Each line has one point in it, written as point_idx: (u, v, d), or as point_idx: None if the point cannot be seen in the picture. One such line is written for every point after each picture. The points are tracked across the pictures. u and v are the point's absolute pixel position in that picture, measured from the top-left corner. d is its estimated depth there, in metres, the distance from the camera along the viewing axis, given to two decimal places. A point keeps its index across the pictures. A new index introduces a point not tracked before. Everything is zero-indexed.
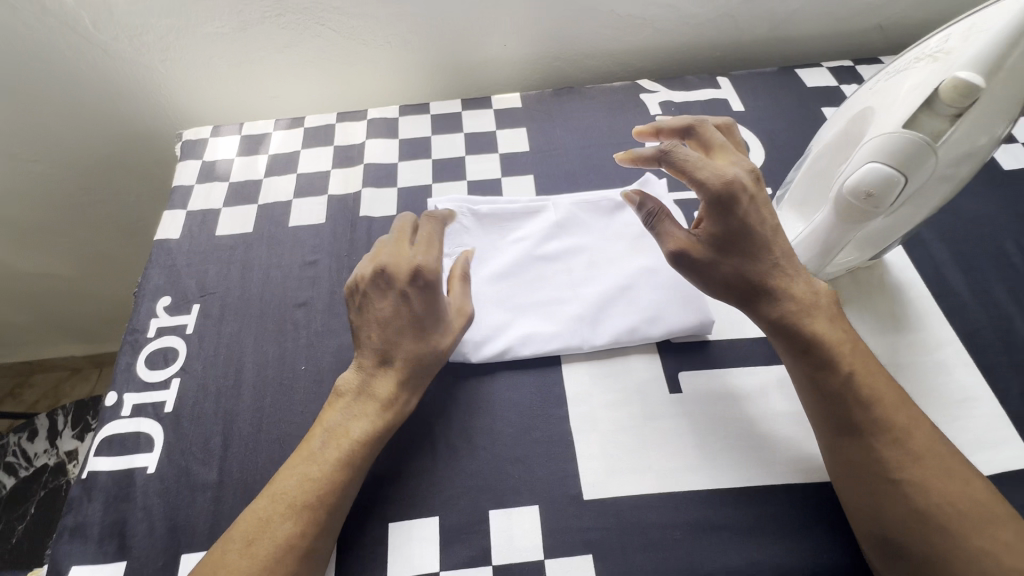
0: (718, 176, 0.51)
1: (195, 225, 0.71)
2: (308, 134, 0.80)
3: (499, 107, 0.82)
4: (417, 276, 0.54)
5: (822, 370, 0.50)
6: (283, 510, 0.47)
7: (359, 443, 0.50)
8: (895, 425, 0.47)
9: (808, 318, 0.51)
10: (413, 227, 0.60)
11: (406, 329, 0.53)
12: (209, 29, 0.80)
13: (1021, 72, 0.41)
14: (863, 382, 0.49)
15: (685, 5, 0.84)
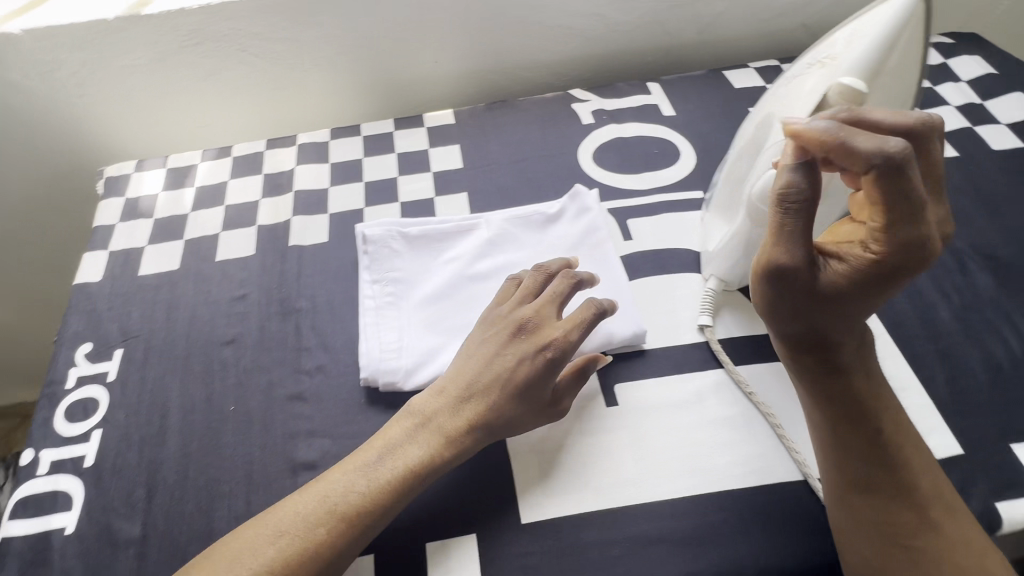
0: (902, 237, 0.37)
1: (118, 265, 0.69)
2: (236, 163, 0.78)
3: (431, 125, 0.81)
4: (556, 347, 0.52)
5: (855, 425, 0.45)
6: (320, 515, 0.46)
7: (416, 470, 0.49)
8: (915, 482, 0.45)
9: (872, 391, 0.45)
10: (550, 278, 0.58)
11: (512, 391, 0.52)
12: (124, 62, 0.78)
13: (897, 76, 0.43)
14: (893, 439, 0.46)
15: (610, 14, 0.84)
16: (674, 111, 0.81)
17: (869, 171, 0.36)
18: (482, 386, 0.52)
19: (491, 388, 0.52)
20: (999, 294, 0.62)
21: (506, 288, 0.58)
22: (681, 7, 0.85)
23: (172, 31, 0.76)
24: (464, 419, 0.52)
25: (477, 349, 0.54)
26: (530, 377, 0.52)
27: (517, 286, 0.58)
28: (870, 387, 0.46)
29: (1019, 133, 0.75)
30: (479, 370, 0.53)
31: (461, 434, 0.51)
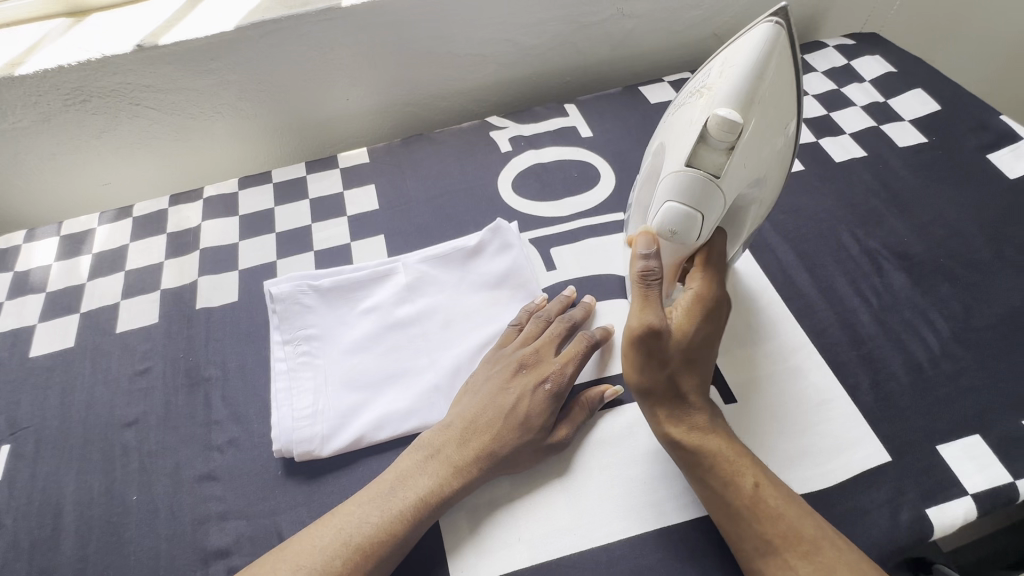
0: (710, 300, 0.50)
1: (5, 348, 0.63)
2: (138, 223, 0.73)
3: (346, 165, 0.78)
4: (557, 381, 0.54)
5: (724, 487, 0.46)
6: (335, 548, 0.46)
7: (427, 500, 0.49)
8: (801, 535, 0.44)
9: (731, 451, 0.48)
10: (548, 319, 0.59)
11: (509, 427, 0.52)
12: (4, 126, 0.72)
13: (772, 101, 0.45)
14: (768, 495, 0.46)
15: (521, 39, 0.83)
16: (592, 132, 0.80)
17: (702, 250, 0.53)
18: (483, 426, 0.52)
19: (496, 423, 0.52)
20: (914, 293, 0.63)
21: (506, 332, 0.59)
22: (591, 26, 0.85)
23: (53, 90, 0.70)
24: (469, 450, 0.51)
25: (481, 387, 0.54)
26: (536, 408, 0.53)
27: (517, 331, 0.59)
28: (728, 446, 0.48)
29: (922, 128, 0.77)
30: (482, 406, 0.53)
31: (468, 465, 0.50)
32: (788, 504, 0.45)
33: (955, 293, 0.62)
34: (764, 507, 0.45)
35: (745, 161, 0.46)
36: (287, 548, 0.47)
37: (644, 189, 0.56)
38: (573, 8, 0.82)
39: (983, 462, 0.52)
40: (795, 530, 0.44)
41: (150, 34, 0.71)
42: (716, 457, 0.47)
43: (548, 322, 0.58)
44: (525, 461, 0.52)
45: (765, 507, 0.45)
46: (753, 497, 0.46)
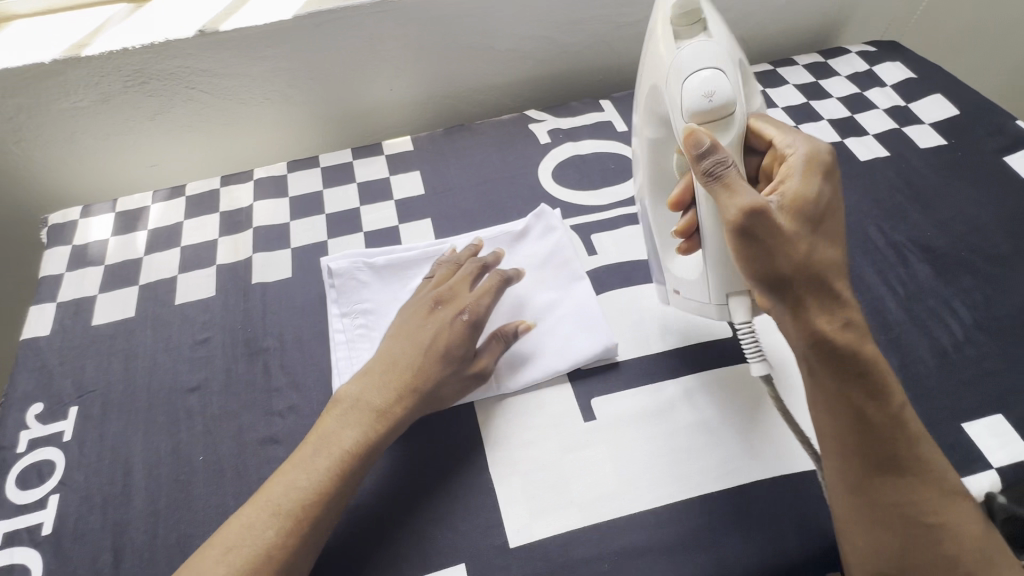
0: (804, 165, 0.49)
1: (68, 316, 0.66)
2: (190, 202, 0.76)
3: (391, 152, 0.81)
4: (472, 312, 0.57)
5: (871, 398, 0.45)
6: (266, 517, 0.47)
7: (353, 453, 0.51)
8: (929, 462, 0.46)
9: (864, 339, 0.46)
10: (456, 267, 0.63)
11: (430, 362, 0.55)
12: (64, 105, 0.75)
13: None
14: (904, 409, 0.46)
15: (560, 36, 0.87)
16: (627, 127, 0.84)
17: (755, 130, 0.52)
18: (407, 368, 0.55)
19: (416, 362, 0.55)
20: (938, 283, 0.66)
21: (420, 285, 0.62)
22: (626, 27, 0.88)
23: (116, 71, 0.73)
24: (391, 391, 0.54)
25: (400, 332, 0.57)
26: (455, 337, 0.56)
27: (431, 279, 0.62)
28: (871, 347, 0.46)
29: (942, 131, 0.81)
30: (403, 347, 0.56)
31: (392, 406, 0.53)
32: (920, 429, 0.46)
33: (977, 284, 0.66)
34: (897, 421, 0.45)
35: (719, 27, 0.51)
36: (214, 546, 0.46)
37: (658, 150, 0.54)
38: (611, 8, 0.85)
39: (1006, 439, 0.55)
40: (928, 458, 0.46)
41: (210, 20, 0.74)
42: (869, 363, 0.45)
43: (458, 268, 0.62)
44: (445, 390, 0.56)
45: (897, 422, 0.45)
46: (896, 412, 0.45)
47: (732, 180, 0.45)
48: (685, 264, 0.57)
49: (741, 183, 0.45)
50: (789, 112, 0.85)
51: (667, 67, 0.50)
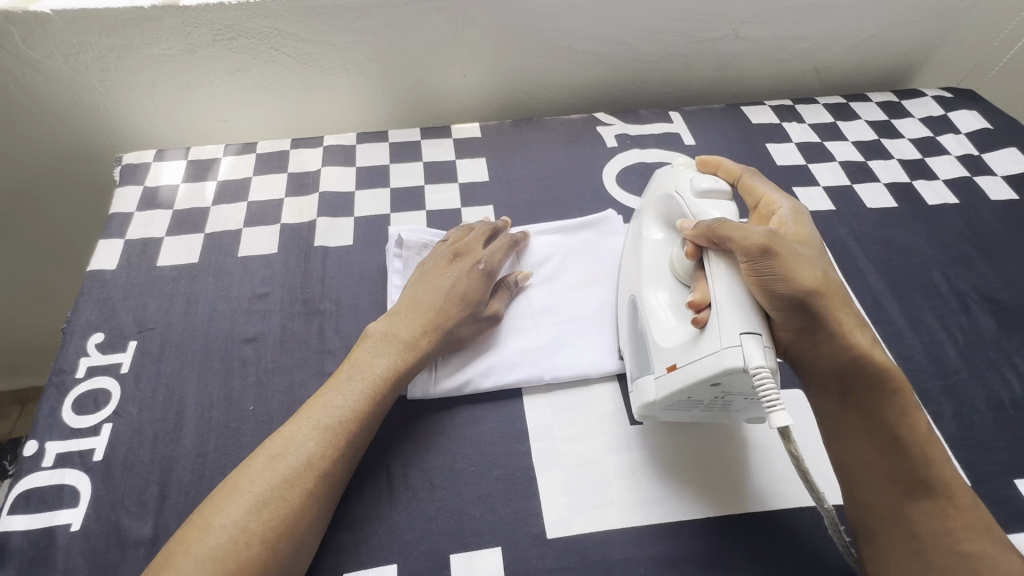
0: (792, 212, 0.56)
1: (134, 254, 0.67)
2: (260, 159, 0.78)
3: (458, 137, 0.82)
4: (486, 263, 0.62)
5: (898, 421, 0.47)
6: (308, 431, 0.49)
7: (384, 380, 0.53)
8: (977, 529, 0.45)
9: (884, 363, 0.48)
10: (468, 230, 0.66)
11: (455, 301, 0.59)
12: (154, 50, 0.76)
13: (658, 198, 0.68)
14: (942, 457, 0.47)
15: (637, 44, 0.87)
16: (694, 140, 0.84)
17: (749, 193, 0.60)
18: (434, 310, 0.58)
19: (439, 303, 0.58)
20: (1000, 336, 0.65)
21: (434, 247, 0.65)
22: (705, 43, 0.88)
23: (207, 25, 0.75)
24: (419, 328, 0.57)
25: (422, 280, 0.61)
26: (473, 281, 0.60)
27: (446, 241, 0.66)
28: (900, 377, 0.48)
29: (1014, 185, 0.80)
30: (428, 291, 0.59)
31: (418, 339, 0.56)
32: (948, 464, 0.47)
33: None
34: (911, 428, 0.47)
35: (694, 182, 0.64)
36: (261, 454, 0.48)
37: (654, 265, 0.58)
38: (693, 22, 0.85)
39: None
40: (953, 484, 0.46)
41: None
42: (882, 388, 0.48)
43: (466, 231, 0.66)
44: (462, 328, 0.58)
45: (913, 428, 0.47)
46: (930, 442, 0.47)
47: (727, 226, 0.50)
48: (678, 338, 0.50)
49: (743, 231, 0.49)
50: (858, 147, 0.85)
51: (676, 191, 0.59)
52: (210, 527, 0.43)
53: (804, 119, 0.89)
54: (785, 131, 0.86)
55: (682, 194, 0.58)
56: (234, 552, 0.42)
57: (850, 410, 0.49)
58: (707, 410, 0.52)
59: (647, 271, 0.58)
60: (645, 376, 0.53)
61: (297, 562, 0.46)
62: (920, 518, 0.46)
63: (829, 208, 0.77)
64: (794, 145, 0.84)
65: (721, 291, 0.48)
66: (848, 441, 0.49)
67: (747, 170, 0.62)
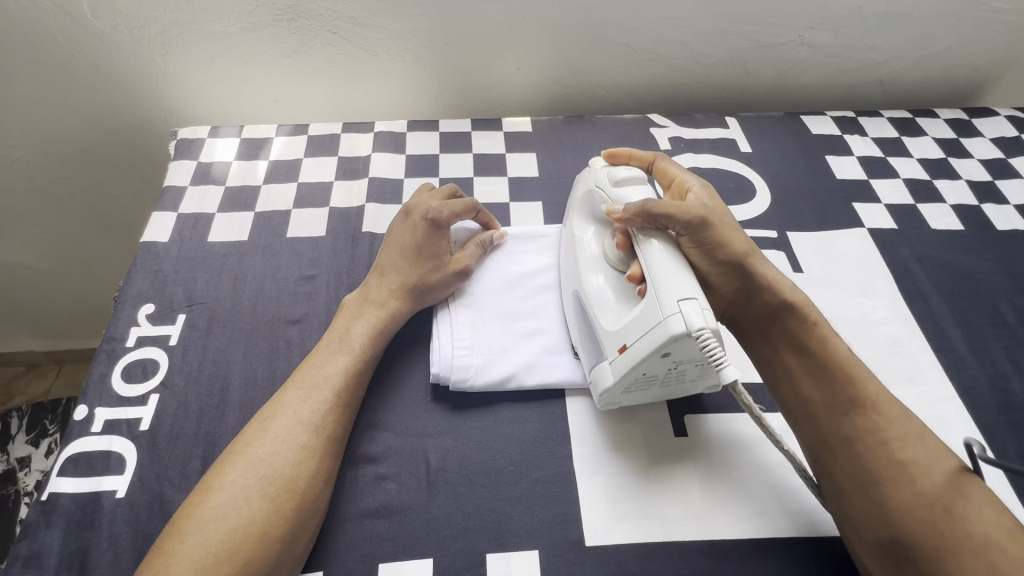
0: (701, 189, 0.61)
1: (186, 228, 0.68)
2: (312, 142, 0.78)
3: (509, 130, 0.81)
4: (434, 213, 0.62)
5: (833, 364, 0.51)
6: (301, 393, 0.52)
7: (363, 340, 0.56)
8: (912, 443, 0.47)
9: (805, 309, 0.54)
10: (431, 190, 0.68)
11: (406, 256, 0.61)
12: (215, 27, 0.77)
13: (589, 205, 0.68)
14: (873, 387, 0.50)
15: (697, 45, 0.85)
16: (751, 148, 0.82)
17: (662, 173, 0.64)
18: (398, 269, 0.61)
19: (397, 263, 0.61)
20: None
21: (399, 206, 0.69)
22: (768, 48, 0.86)
23: (269, 4, 0.75)
24: (387, 288, 0.60)
25: (385, 243, 0.64)
26: (426, 235, 0.62)
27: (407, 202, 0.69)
28: (817, 321, 0.53)
29: None
30: (387, 251, 0.62)
31: (388, 300, 0.59)
32: (875, 385, 0.50)
33: None
34: (836, 362, 0.51)
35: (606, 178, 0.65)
36: (256, 420, 0.51)
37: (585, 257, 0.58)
38: (758, 25, 0.83)
39: None
40: (880, 399, 0.49)
41: None
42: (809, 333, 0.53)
43: (422, 191, 0.68)
44: (430, 279, 0.61)
45: (836, 358, 0.51)
46: (859, 377, 0.50)
47: (659, 204, 0.51)
48: (626, 319, 0.50)
49: (670, 207, 0.51)
50: (923, 165, 0.81)
51: (591, 185, 0.60)
52: (213, 489, 0.46)
53: (867, 132, 0.85)
54: (847, 143, 0.83)
55: (601, 186, 0.59)
56: (238, 507, 0.45)
57: (786, 353, 0.54)
58: (665, 386, 0.52)
59: (582, 264, 0.57)
60: (600, 362, 0.53)
61: (310, 523, 0.47)
62: (862, 437, 0.48)
63: (890, 226, 0.74)
64: (855, 158, 0.81)
65: (653, 266, 0.49)
66: (789, 381, 0.53)
67: (658, 155, 0.65)
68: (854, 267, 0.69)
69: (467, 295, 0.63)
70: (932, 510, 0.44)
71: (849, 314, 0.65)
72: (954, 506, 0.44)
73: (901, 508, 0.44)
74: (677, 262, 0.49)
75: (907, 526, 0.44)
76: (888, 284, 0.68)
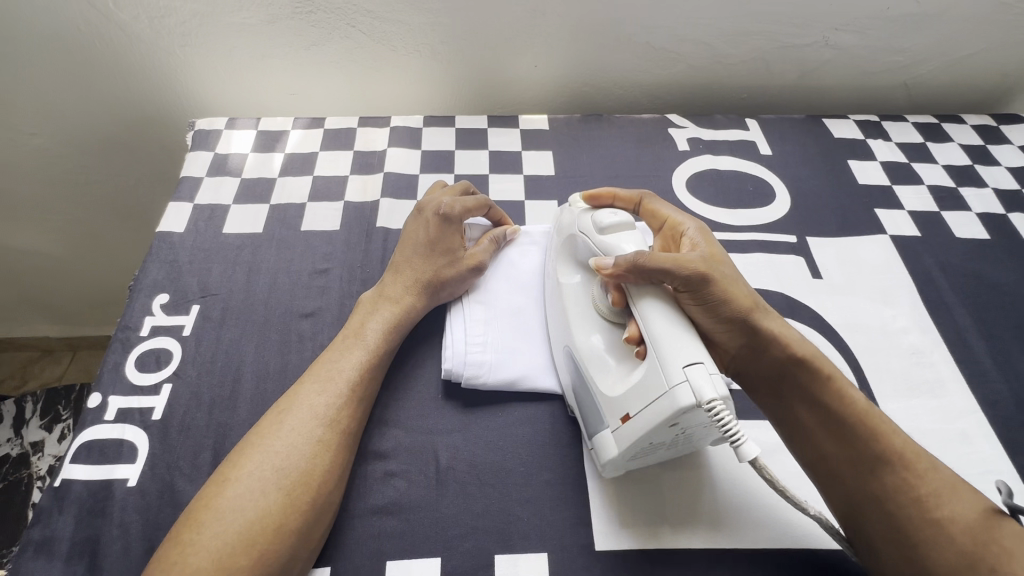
0: (696, 226, 0.56)
1: (202, 219, 0.68)
2: (328, 135, 0.78)
3: (526, 127, 0.81)
4: (445, 209, 0.62)
5: (849, 423, 0.48)
6: (317, 385, 0.52)
7: (377, 334, 0.56)
8: (947, 496, 0.45)
9: (814, 363, 0.49)
10: (444, 187, 0.68)
11: (419, 254, 0.61)
12: (234, 19, 0.77)
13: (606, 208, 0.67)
14: (896, 440, 0.47)
15: (718, 45, 0.83)
16: (771, 150, 0.80)
17: (652, 210, 0.60)
18: (412, 266, 0.61)
19: (411, 260, 0.61)
20: None
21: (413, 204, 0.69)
22: (792, 48, 0.84)
23: None
24: (402, 285, 0.60)
25: (400, 240, 0.64)
26: (439, 232, 0.62)
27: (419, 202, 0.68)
28: (829, 374, 0.49)
29: None
30: (402, 249, 0.62)
31: (404, 296, 0.59)
32: (900, 435, 0.47)
33: None
34: (856, 417, 0.48)
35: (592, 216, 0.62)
36: (272, 412, 0.51)
37: (575, 308, 0.55)
38: (782, 25, 0.81)
39: None
40: (906, 451, 0.47)
41: None
42: (819, 390, 0.49)
43: (435, 189, 0.68)
44: (445, 275, 0.60)
45: (855, 412, 0.48)
46: (878, 432, 0.47)
47: (650, 258, 0.47)
48: (627, 384, 0.47)
49: (661, 260, 0.47)
50: (948, 171, 0.79)
51: (574, 230, 0.57)
52: (229, 481, 0.46)
53: (891, 137, 0.83)
54: (869, 148, 0.82)
55: (586, 235, 0.55)
56: (254, 499, 0.45)
57: (798, 411, 0.50)
58: (668, 449, 0.49)
59: (574, 320, 0.54)
60: (600, 431, 0.49)
61: (324, 518, 0.47)
62: (891, 493, 0.45)
63: (913, 233, 0.72)
64: (878, 164, 0.80)
65: (653, 331, 0.45)
66: (807, 440, 0.49)
67: (643, 195, 0.61)
68: (875, 274, 0.68)
69: (481, 290, 0.63)
70: (975, 571, 0.41)
71: (870, 323, 0.63)
72: (1001, 563, 0.41)
73: (944, 568, 0.42)
74: (678, 328, 0.45)
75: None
76: (910, 293, 0.66)
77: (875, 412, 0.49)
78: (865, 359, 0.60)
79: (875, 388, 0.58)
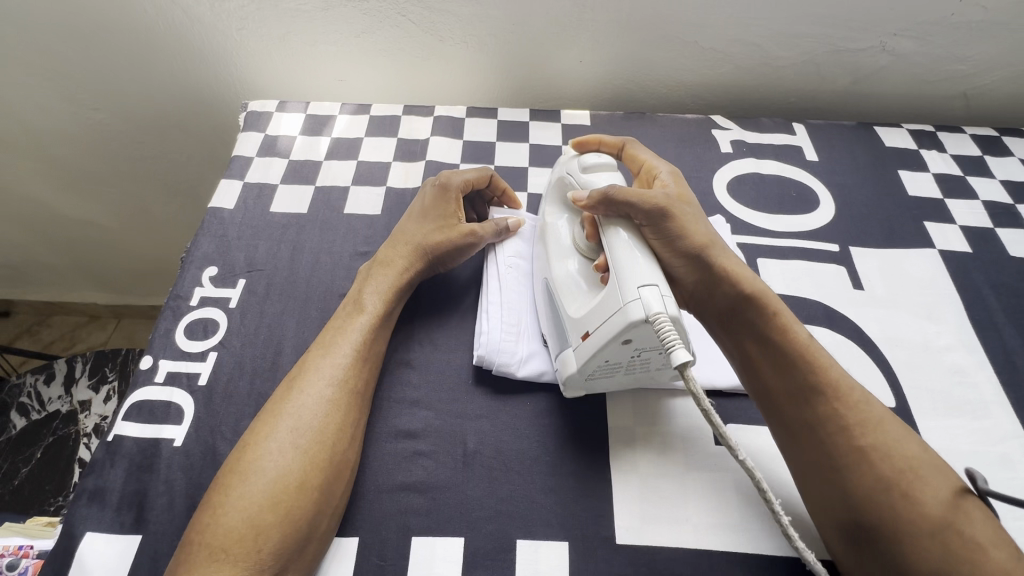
0: (670, 171, 0.60)
1: (251, 198, 0.71)
2: (373, 122, 0.79)
3: (567, 122, 0.81)
4: (444, 179, 0.65)
5: (791, 354, 0.49)
6: (331, 355, 0.53)
7: (380, 302, 0.58)
8: (876, 428, 0.46)
9: (762, 299, 0.51)
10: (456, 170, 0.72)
11: (415, 220, 0.64)
12: (290, 5, 0.79)
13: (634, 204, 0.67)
14: (835, 377, 0.48)
15: (769, 47, 0.82)
16: (818, 156, 0.79)
17: (631, 155, 0.63)
18: (408, 232, 0.63)
19: (408, 227, 0.63)
20: None
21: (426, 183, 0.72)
22: (846, 53, 0.82)
23: None
24: (395, 249, 0.62)
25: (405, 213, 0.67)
26: (434, 200, 0.64)
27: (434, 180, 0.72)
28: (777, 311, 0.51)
29: None
30: (404, 219, 0.65)
31: (396, 259, 0.61)
32: (836, 370, 0.49)
33: None
34: (798, 351, 0.49)
35: None
36: (290, 380, 0.52)
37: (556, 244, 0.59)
38: (838, 28, 0.79)
39: None
40: (840, 384, 0.48)
41: None
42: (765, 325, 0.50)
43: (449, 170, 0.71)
44: (439, 237, 0.62)
45: (798, 347, 0.49)
46: (820, 367, 0.48)
47: (619, 192, 0.52)
48: (588, 307, 0.51)
49: (627, 195, 0.52)
50: (1005, 187, 0.76)
51: (563, 172, 0.60)
52: (254, 446, 0.48)
53: (946, 149, 0.80)
54: (922, 159, 0.79)
55: (570, 173, 0.58)
56: (284, 468, 0.46)
57: (745, 345, 0.51)
58: (627, 373, 0.52)
59: (552, 252, 0.58)
60: (563, 351, 0.53)
61: (343, 477, 0.49)
62: (824, 422, 0.46)
63: (964, 249, 0.70)
64: (930, 175, 0.77)
65: (618, 255, 0.50)
66: (753, 374, 0.51)
67: (627, 141, 0.64)
68: (920, 289, 0.66)
69: (514, 280, 0.64)
70: (889, 493, 0.43)
71: (911, 338, 0.62)
72: (913, 489, 0.43)
73: (858, 491, 0.44)
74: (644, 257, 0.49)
75: (863, 509, 0.43)
76: (957, 311, 0.64)
77: (819, 349, 0.50)
78: (905, 374, 0.59)
79: (913, 404, 0.57)
